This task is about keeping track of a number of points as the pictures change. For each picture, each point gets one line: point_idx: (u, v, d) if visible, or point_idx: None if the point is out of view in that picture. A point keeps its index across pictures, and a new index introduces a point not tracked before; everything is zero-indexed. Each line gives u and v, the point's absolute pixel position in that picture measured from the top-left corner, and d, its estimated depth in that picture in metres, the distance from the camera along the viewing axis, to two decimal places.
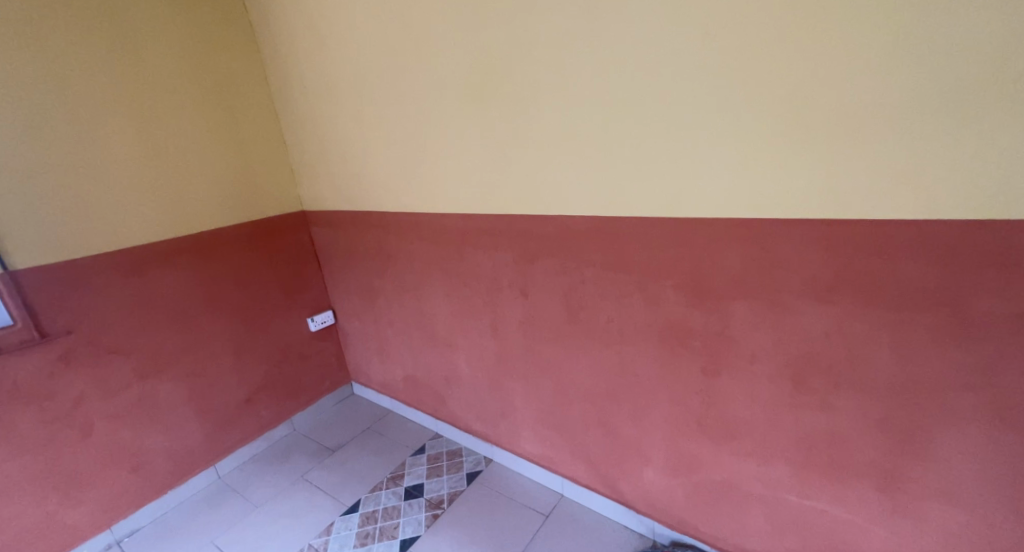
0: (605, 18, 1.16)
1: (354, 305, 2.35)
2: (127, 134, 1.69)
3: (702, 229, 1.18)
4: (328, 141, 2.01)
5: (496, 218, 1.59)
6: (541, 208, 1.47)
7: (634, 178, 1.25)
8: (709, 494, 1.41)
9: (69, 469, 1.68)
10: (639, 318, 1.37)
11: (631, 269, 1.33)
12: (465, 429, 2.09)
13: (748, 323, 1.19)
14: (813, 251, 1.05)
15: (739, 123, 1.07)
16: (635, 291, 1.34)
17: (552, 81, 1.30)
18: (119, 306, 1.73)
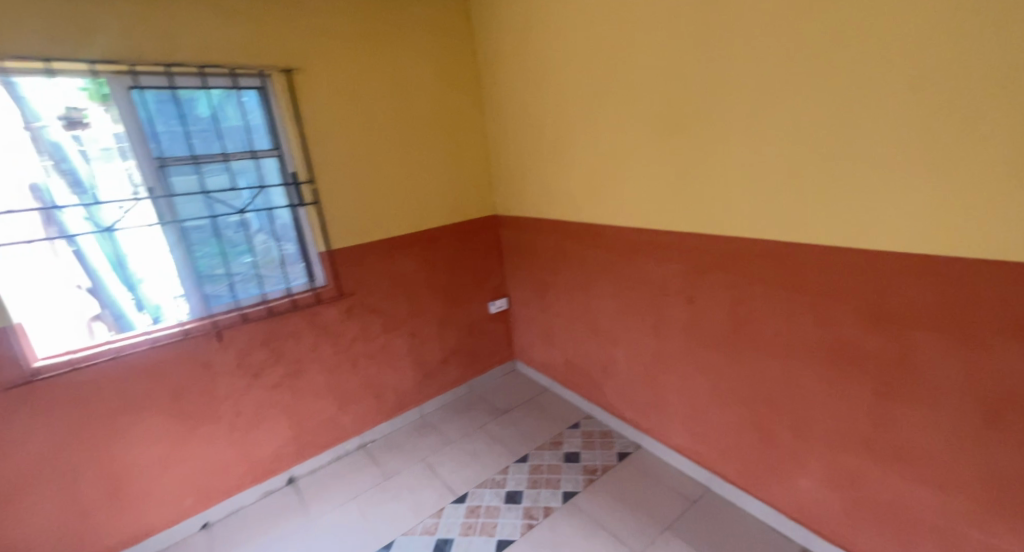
0: (802, 70, 1.33)
1: (526, 294, 2.80)
2: (393, 155, 2.34)
3: (885, 262, 1.28)
4: (523, 158, 2.45)
5: (669, 233, 1.81)
6: (714, 229, 1.66)
7: (817, 209, 1.38)
8: (872, 511, 1.48)
9: (342, 387, 2.43)
10: (807, 335, 1.49)
11: (805, 290, 1.46)
12: (616, 414, 2.36)
13: (932, 355, 1.25)
14: (1014, 295, 1.10)
15: (938, 167, 1.16)
16: (807, 310, 1.47)
17: (743, 120, 1.49)
18: (378, 278, 2.42)
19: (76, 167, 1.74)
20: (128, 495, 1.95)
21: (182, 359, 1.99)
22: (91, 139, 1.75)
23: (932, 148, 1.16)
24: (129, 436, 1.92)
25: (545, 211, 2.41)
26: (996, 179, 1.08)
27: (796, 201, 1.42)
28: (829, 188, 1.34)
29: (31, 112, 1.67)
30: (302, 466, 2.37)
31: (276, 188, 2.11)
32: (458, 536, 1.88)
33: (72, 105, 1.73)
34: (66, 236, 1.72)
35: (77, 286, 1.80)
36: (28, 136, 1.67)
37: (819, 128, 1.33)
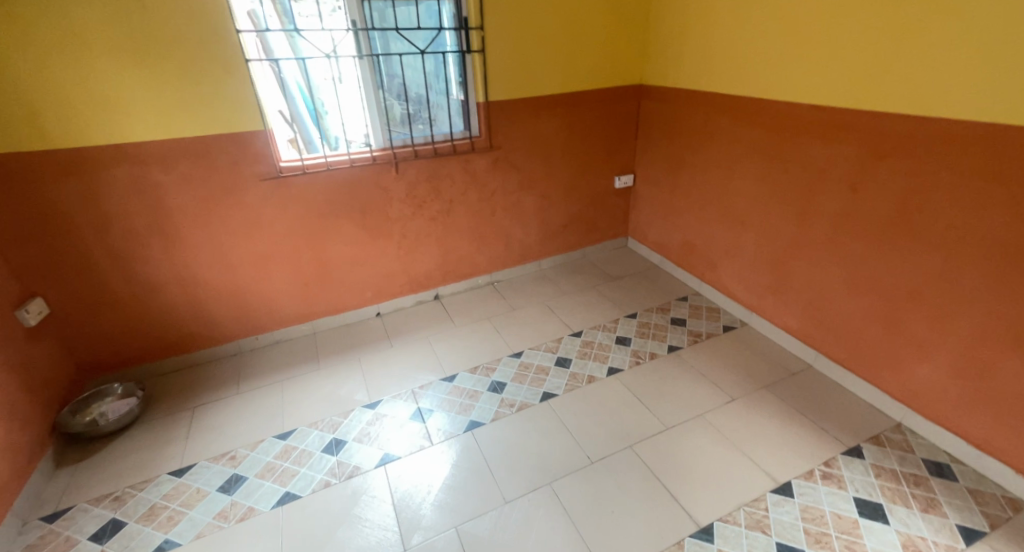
0: None
1: (655, 172, 2.87)
2: (553, 9, 2.39)
3: None
4: (688, 24, 2.37)
5: (847, 112, 1.72)
6: (894, 107, 1.59)
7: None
8: (991, 401, 1.54)
9: (480, 231, 2.78)
10: (992, 231, 1.44)
11: (1009, 183, 1.37)
12: (729, 295, 2.49)
13: None
14: None
15: None
16: (1005, 205, 1.39)
17: None
18: (523, 136, 2.62)
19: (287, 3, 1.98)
20: (327, 281, 2.47)
21: (371, 180, 2.36)
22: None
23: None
24: (333, 235, 2.38)
25: (700, 85, 2.37)
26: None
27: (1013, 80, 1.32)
28: None
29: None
30: (447, 287, 2.84)
31: (449, 32, 2.27)
32: (575, 358, 2.23)
33: None
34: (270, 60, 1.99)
35: (280, 112, 2.16)
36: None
37: None
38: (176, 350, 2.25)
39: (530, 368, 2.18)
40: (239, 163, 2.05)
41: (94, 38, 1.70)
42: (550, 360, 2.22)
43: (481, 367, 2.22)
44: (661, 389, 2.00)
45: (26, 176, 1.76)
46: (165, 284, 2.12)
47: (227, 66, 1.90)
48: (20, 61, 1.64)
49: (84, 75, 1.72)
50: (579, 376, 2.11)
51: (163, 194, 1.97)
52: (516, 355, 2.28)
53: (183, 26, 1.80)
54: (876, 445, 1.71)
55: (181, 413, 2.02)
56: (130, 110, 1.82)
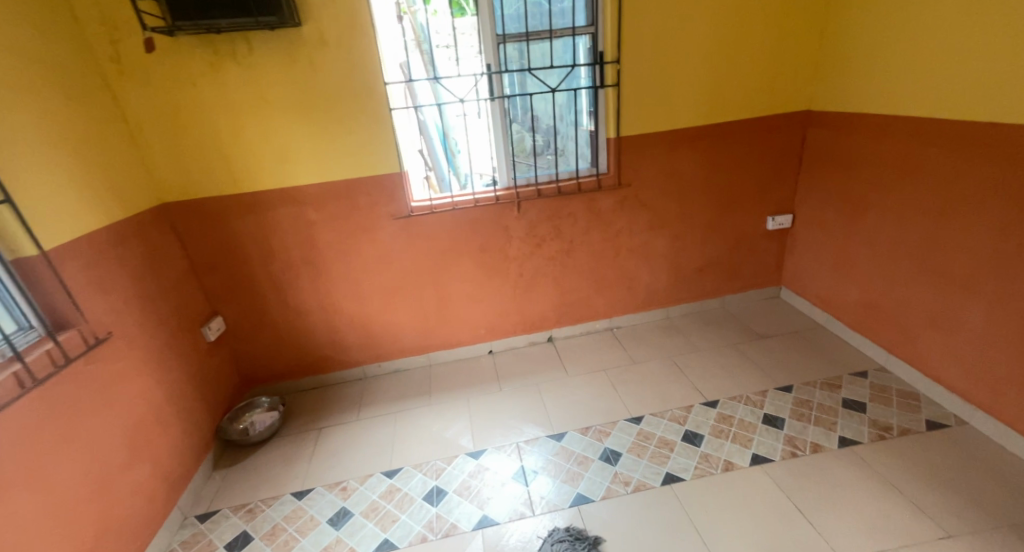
0: None
1: (825, 214, 2.35)
2: (704, 32, 2.12)
3: None
4: (886, 34, 1.90)
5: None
6: None
7: None
8: None
9: (601, 272, 2.54)
10: None
11: None
12: (933, 377, 1.90)
13: None
14: None
15: None
16: None
17: None
18: (657, 173, 2.34)
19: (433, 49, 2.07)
20: (444, 317, 2.48)
21: (492, 218, 2.32)
22: (456, 19, 2.04)
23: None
24: (453, 271, 2.39)
25: (902, 107, 1.88)
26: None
27: None
28: None
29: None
30: (562, 330, 2.64)
31: (583, 67, 2.15)
32: (708, 435, 1.86)
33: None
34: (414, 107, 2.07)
35: (421, 151, 2.25)
36: (408, 19, 2.05)
37: None
38: (312, 370, 2.45)
39: (652, 439, 1.89)
40: (378, 203, 2.17)
41: (277, 99, 1.94)
42: (676, 433, 1.89)
43: (592, 428, 1.97)
44: (830, 494, 1.58)
45: (217, 215, 2.07)
46: (308, 311, 2.32)
47: (374, 115, 2.02)
48: (222, 120, 1.93)
49: (263, 131, 1.97)
50: (712, 459, 1.76)
51: (314, 230, 2.17)
52: (635, 420, 1.98)
53: (343, 82, 1.96)
54: None
55: (309, 433, 2.17)
56: (295, 158, 2.04)
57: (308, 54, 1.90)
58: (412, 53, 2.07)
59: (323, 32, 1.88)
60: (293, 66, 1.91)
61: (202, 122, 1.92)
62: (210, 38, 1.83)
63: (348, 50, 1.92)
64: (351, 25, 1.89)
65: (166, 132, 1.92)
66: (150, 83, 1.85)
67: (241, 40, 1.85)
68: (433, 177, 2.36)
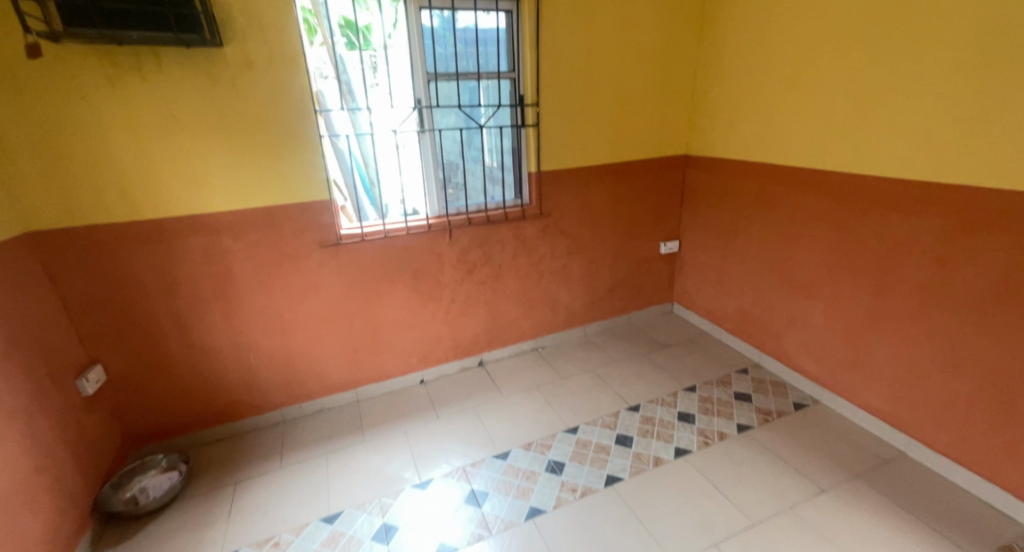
0: None
1: (704, 239, 2.83)
2: (604, 84, 2.45)
3: None
4: (740, 97, 2.39)
5: (942, 186, 1.66)
6: (970, 178, 1.59)
7: None
8: None
9: (526, 295, 2.73)
10: None
11: None
12: (794, 367, 2.35)
13: None
14: None
15: None
16: None
17: None
18: (572, 204, 2.63)
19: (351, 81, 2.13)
20: (374, 348, 2.42)
21: (423, 246, 2.36)
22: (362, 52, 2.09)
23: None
24: (383, 300, 2.35)
25: (753, 155, 2.37)
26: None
27: None
28: None
29: (329, 30, 2.04)
30: (491, 353, 2.76)
31: (506, 108, 2.35)
32: (636, 436, 2.08)
33: (359, 26, 2.03)
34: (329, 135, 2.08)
35: (336, 179, 2.25)
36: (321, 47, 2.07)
37: None
38: (222, 418, 2.19)
39: (589, 446, 2.05)
40: (303, 231, 2.08)
41: (188, 120, 1.78)
42: (609, 438, 2.08)
43: (535, 443, 2.09)
44: (737, 472, 1.86)
45: (106, 246, 1.80)
46: (220, 351, 2.09)
47: (305, 142, 1.97)
48: (119, 140, 1.71)
49: (174, 153, 1.79)
50: (644, 457, 1.96)
51: (230, 261, 1.99)
52: (572, 431, 2.14)
53: (268, 107, 1.88)
54: None
55: (221, 490, 1.92)
56: (209, 184, 1.87)
57: (229, 77, 1.79)
58: (331, 83, 2.07)
59: (247, 56, 1.80)
60: (211, 88, 1.78)
61: (91, 142, 1.68)
62: (109, 50, 1.64)
63: (274, 75, 1.85)
64: (279, 50, 1.84)
65: (41, 151, 1.64)
66: (21, 95, 1.57)
67: (149, 55, 1.68)
68: (346, 207, 2.31)
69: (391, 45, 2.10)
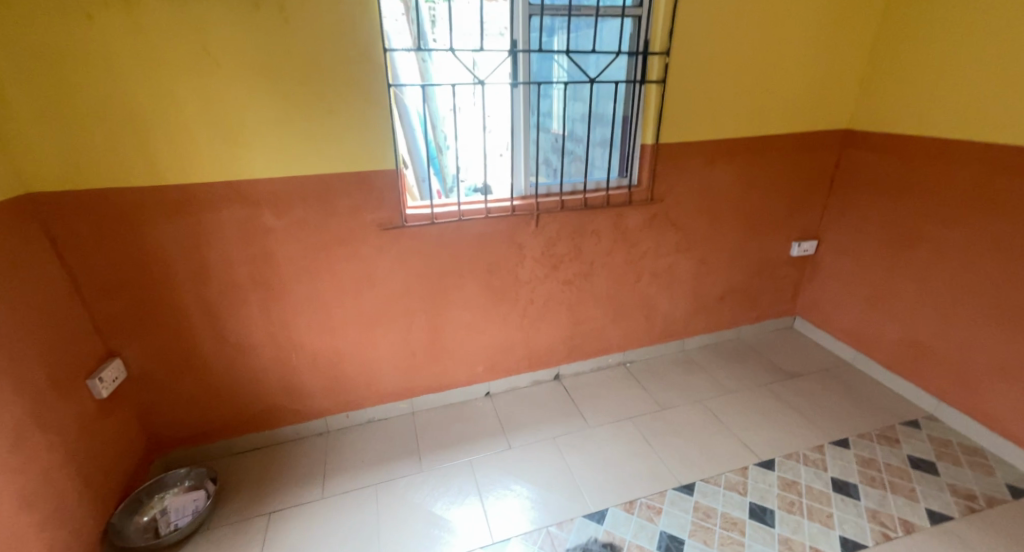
0: None
1: (857, 243, 2.18)
2: (758, 31, 1.83)
3: None
4: (957, 53, 1.70)
5: None
6: None
7: None
8: None
9: (620, 300, 2.21)
10: None
11: None
12: (997, 431, 1.74)
13: None
14: None
15: None
16: None
17: None
18: (692, 189, 2.06)
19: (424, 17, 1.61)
20: (434, 353, 1.99)
21: (504, 233, 1.88)
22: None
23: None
24: (449, 297, 1.91)
25: (968, 134, 1.70)
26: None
27: None
28: None
29: None
30: (570, 366, 2.28)
31: (624, 58, 1.80)
32: (778, 510, 1.57)
33: None
34: (396, 85, 1.60)
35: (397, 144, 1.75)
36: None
37: None
38: (255, 425, 1.84)
39: (712, 517, 1.56)
40: (361, 208, 1.65)
41: (222, 55, 1.36)
42: (741, 509, 1.58)
43: (639, 502, 1.62)
44: None
45: (122, 217, 1.43)
46: (256, 349, 1.73)
47: (370, 94, 1.52)
48: (138, 78, 1.32)
49: (204, 99, 1.39)
50: (794, 546, 1.46)
51: (271, 242, 1.60)
52: (687, 490, 1.66)
53: (326, 44, 1.43)
54: None
55: (252, 522, 1.58)
56: (247, 142, 1.46)
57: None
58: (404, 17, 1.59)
59: None
60: (254, 13, 1.35)
61: (106, 79, 1.30)
62: None
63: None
64: None
65: (42, 90, 1.27)
66: (13, 13, 1.20)
67: None
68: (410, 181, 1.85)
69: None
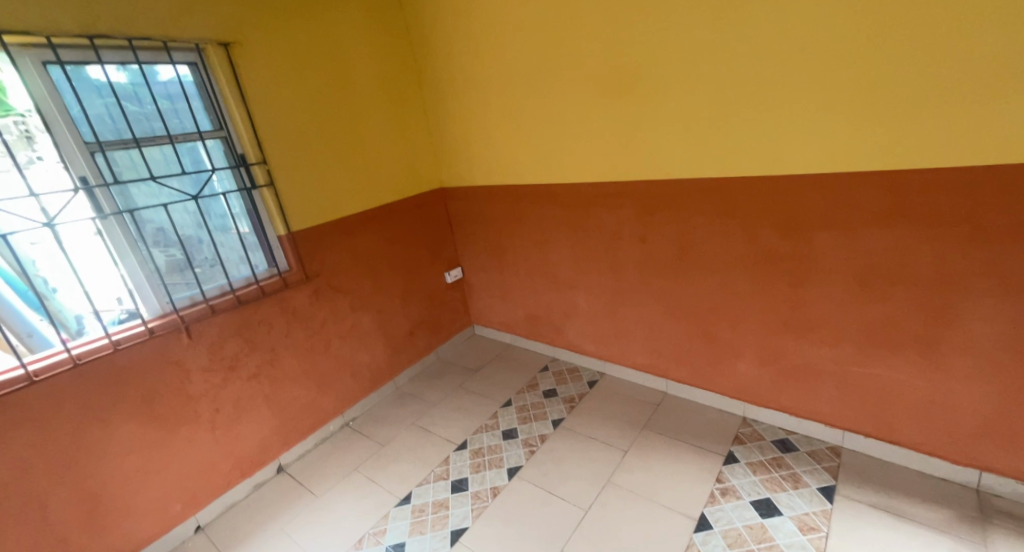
0: (703, 45, 1.73)
1: (479, 261, 2.99)
2: (342, 132, 2.37)
3: (797, 182, 1.71)
4: (472, 128, 2.61)
5: (620, 181, 2.14)
6: (637, 172, 2.07)
7: (711, 151, 1.85)
8: (793, 374, 1.97)
9: (319, 369, 2.44)
10: (739, 251, 1.92)
11: (735, 215, 1.88)
12: (579, 351, 2.71)
13: (829, 245, 1.72)
14: (880, 192, 1.58)
15: (800, 110, 1.63)
16: (737, 229, 1.89)
17: (650, 87, 1.90)
18: (343, 258, 2.45)
19: None
20: (111, 511, 1.82)
21: (153, 358, 1.87)
22: None
23: (830, 85, 1.56)
24: (104, 446, 1.78)
25: (498, 177, 2.61)
26: (879, 96, 1.50)
27: (699, 145, 1.87)
28: (725, 135, 1.80)
29: None
30: (291, 452, 2.36)
31: (225, 171, 2.03)
32: (471, 474, 2.08)
33: None
34: None
35: None
36: None
37: (717, 89, 1.76)
38: None
39: (427, 508, 1.95)
40: None
41: None
42: (446, 490, 2.02)
43: (366, 536, 1.88)
44: (551, 469, 2.03)
45: None
46: None
47: None
48: None
49: None
50: (482, 493, 1.98)
51: None
52: (405, 500, 2.01)
53: None
54: (739, 444, 2.01)
55: None
56: None
57: None
58: None
59: None
60: None
61: None
62: None
63: None
64: None
65: None
66: None
67: None
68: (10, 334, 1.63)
69: (25, 110, 1.60)
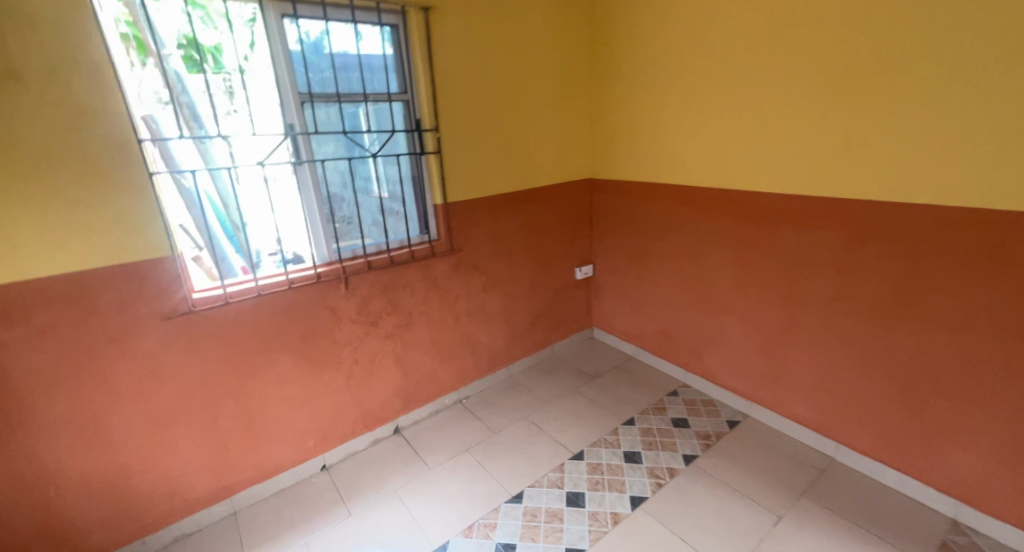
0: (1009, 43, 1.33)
1: (616, 261, 2.77)
2: (510, 107, 2.29)
3: None
4: (642, 119, 2.37)
5: (830, 200, 1.77)
6: (857, 193, 1.70)
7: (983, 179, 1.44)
8: None
9: (443, 342, 2.41)
10: (1000, 312, 1.48)
11: (1007, 265, 1.44)
12: (720, 384, 2.38)
13: None
14: None
15: None
16: (1007, 283, 1.45)
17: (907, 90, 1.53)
18: (486, 236, 2.39)
19: (195, 104, 1.63)
20: (253, 437, 1.93)
21: (312, 302, 1.94)
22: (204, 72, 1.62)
23: None
24: (260, 375, 1.88)
25: (661, 177, 2.36)
26: None
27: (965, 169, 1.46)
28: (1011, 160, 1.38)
29: (158, 41, 1.54)
30: (408, 416, 2.37)
31: (401, 133, 2.05)
32: (588, 491, 1.90)
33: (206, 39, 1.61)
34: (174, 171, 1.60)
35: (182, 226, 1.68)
36: (153, 65, 1.55)
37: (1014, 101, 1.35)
38: None
39: (539, 515, 1.82)
40: (130, 302, 1.57)
41: None
42: (560, 500, 1.87)
43: (476, 524, 1.80)
44: (687, 513, 1.78)
45: None
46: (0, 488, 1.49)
47: (125, 184, 1.50)
48: None
49: None
50: (600, 516, 1.79)
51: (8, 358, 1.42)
52: (517, 498, 1.90)
53: (58, 137, 1.39)
54: None
55: None
56: None
57: None
58: (167, 108, 1.59)
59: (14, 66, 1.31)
60: None
61: None
62: None
63: (64, 93, 1.38)
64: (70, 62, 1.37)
65: None
66: None
67: None
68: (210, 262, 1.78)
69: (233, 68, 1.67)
